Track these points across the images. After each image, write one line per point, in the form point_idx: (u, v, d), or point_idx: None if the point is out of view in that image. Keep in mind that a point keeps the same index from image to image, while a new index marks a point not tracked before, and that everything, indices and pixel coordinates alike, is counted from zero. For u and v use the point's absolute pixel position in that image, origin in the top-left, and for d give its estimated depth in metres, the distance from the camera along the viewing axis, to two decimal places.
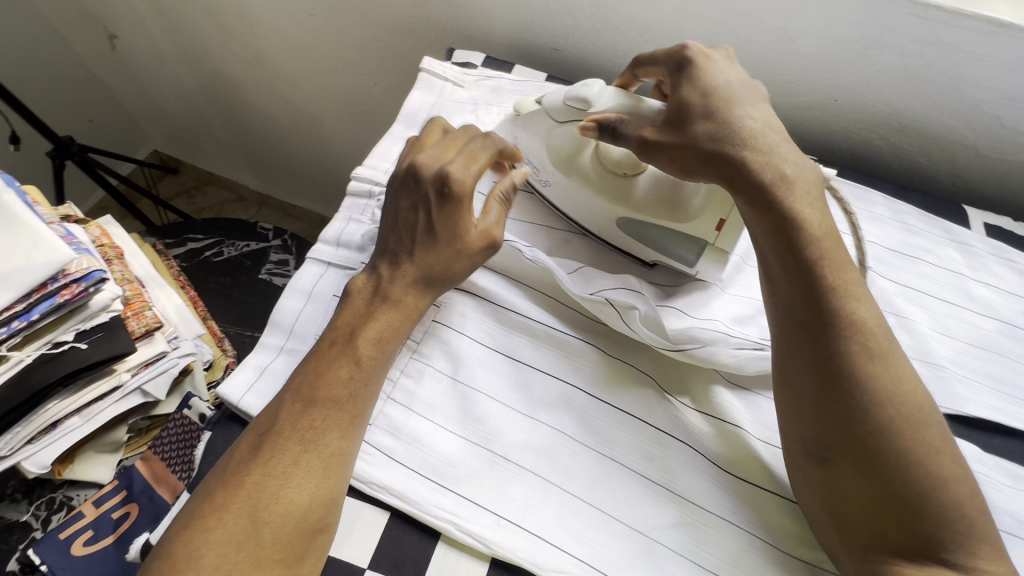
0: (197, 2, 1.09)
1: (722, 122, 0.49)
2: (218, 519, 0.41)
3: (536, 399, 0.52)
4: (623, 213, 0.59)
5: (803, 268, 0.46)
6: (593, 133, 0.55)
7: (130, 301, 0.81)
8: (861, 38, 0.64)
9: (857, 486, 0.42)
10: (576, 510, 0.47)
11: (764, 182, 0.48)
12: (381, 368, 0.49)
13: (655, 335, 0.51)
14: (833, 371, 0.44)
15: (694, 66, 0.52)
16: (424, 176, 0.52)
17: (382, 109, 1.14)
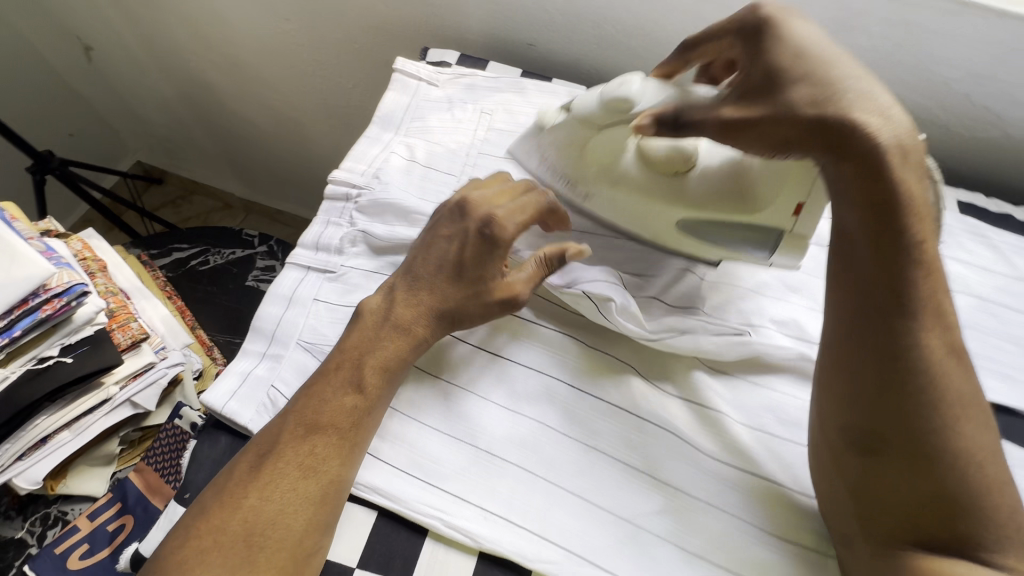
0: (171, 11, 1.08)
1: (823, 87, 0.42)
2: (215, 540, 0.42)
3: (519, 393, 0.52)
4: (681, 213, 0.55)
5: (886, 253, 0.41)
6: (652, 128, 0.50)
7: (115, 314, 0.81)
8: (827, 22, 0.65)
9: (907, 482, 0.42)
10: (563, 501, 0.48)
11: (876, 150, 0.41)
12: (385, 396, 0.49)
13: (634, 326, 0.51)
14: (902, 364, 0.42)
15: (774, 25, 0.46)
16: (471, 212, 0.52)
17: (362, 112, 1.15)
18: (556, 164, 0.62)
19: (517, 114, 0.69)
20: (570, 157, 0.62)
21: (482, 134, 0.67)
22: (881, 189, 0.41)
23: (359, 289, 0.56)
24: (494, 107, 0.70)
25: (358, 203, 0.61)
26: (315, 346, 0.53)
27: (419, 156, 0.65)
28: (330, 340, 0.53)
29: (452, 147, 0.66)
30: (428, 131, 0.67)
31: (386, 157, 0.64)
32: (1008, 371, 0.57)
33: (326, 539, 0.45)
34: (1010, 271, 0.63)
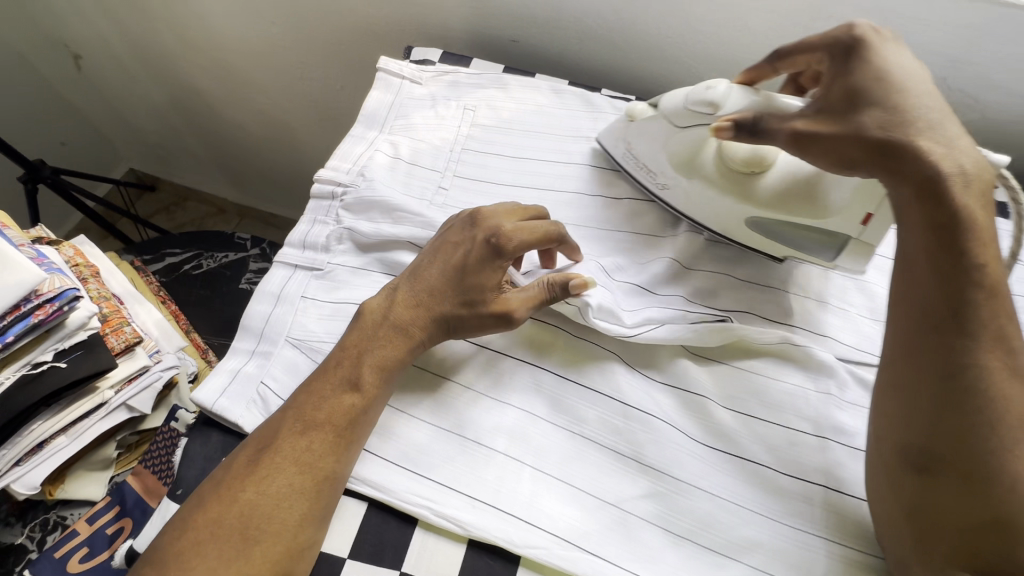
0: (157, 16, 1.09)
1: (894, 113, 0.45)
2: (212, 532, 0.43)
3: (506, 383, 0.53)
4: (753, 213, 0.56)
5: (945, 273, 0.43)
6: (730, 133, 0.52)
7: (108, 318, 0.81)
8: (803, 10, 0.65)
9: (963, 503, 0.42)
10: (550, 487, 0.48)
11: (939, 175, 0.43)
12: (383, 394, 0.49)
13: (611, 325, 0.52)
14: (962, 383, 0.42)
15: (863, 47, 0.48)
16: (483, 223, 0.53)
17: (343, 108, 1.15)
18: (640, 152, 0.62)
19: (499, 109, 0.70)
20: (649, 151, 0.61)
21: (465, 130, 0.68)
22: (943, 212, 0.43)
23: (346, 286, 0.57)
24: (477, 103, 0.70)
25: (343, 201, 0.61)
26: (304, 342, 0.54)
27: (403, 153, 0.66)
28: (319, 336, 0.54)
29: (436, 144, 0.67)
30: (411, 128, 0.68)
31: (371, 155, 0.65)
32: None
33: (319, 535, 0.45)
34: None
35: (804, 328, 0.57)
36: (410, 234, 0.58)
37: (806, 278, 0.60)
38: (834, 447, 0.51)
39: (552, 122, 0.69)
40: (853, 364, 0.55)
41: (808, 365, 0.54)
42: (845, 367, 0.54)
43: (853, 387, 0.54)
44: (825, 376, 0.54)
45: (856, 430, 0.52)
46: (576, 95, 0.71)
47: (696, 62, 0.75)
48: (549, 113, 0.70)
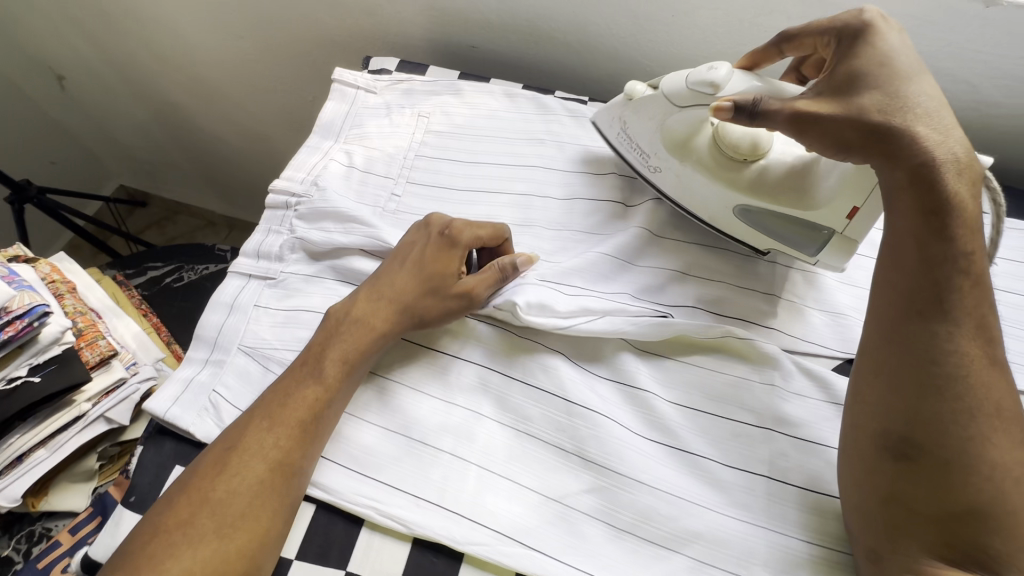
0: (133, 34, 1.11)
1: (895, 98, 0.44)
2: (184, 534, 0.43)
3: (453, 384, 0.54)
4: (744, 201, 0.55)
5: (931, 260, 0.43)
6: (729, 114, 0.49)
7: (83, 332, 0.82)
8: (748, 6, 0.66)
9: (939, 492, 0.41)
10: (493, 484, 0.49)
11: (933, 161, 0.43)
12: (347, 388, 0.51)
13: (545, 319, 0.53)
14: (946, 367, 0.42)
15: (873, 32, 0.47)
16: (433, 221, 0.58)
17: (305, 112, 1.16)
18: (634, 134, 0.61)
19: (453, 115, 0.71)
20: (645, 134, 0.60)
21: (419, 137, 0.70)
22: (933, 199, 0.43)
23: (298, 293, 0.58)
24: (431, 110, 0.72)
25: (297, 211, 0.63)
26: (256, 350, 0.55)
27: (357, 162, 0.67)
28: (271, 344, 0.55)
29: (390, 151, 0.68)
30: (366, 137, 0.69)
31: (325, 165, 0.66)
32: None
33: (283, 531, 0.46)
34: None
35: (749, 320, 0.57)
36: (361, 242, 0.58)
37: (753, 271, 0.60)
38: (777, 438, 0.51)
39: (504, 126, 0.70)
40: (798, 355, 0.55)
41: (752, 357, 0.54)
42: (790, 357, 0.54)
43: (798, 377, 0.53)
44: (769, 367, 0.54)
45: (800, 420, 0.52)
46: (528, 98, 0.72)
47: (649, 61, 0.76)
48: (502, 117, 0.71)
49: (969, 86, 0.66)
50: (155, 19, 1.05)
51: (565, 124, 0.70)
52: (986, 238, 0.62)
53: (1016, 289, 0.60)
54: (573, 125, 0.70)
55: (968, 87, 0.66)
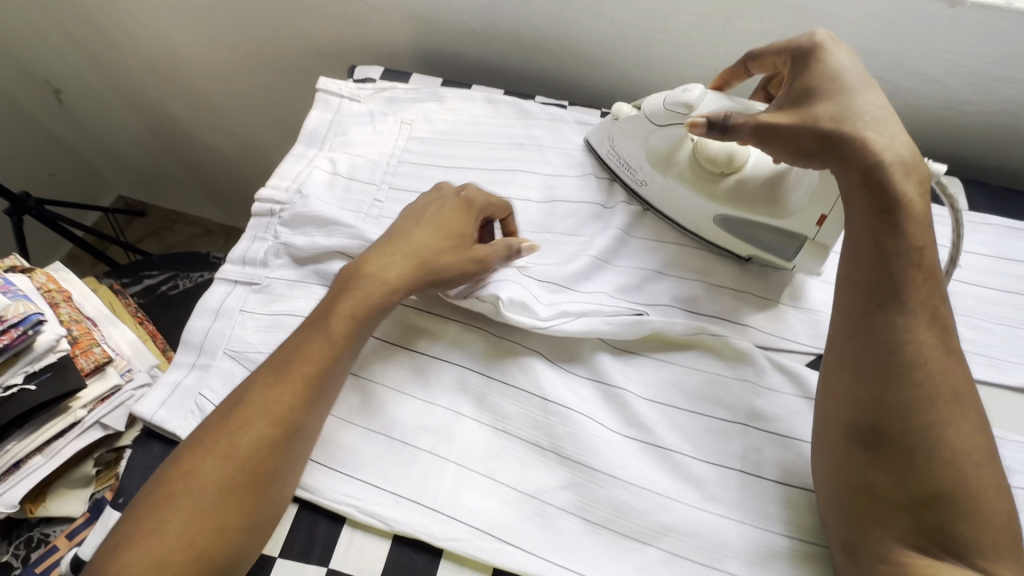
0: (127, 46, 1.13)
1: (847, 107, 0.46)
2: (187, 484, 0.44)
3: (434, 385, 0.55)
4: (723, 212, 0.58)
5: (886, 256, 0.44)
6: (703, 130, 0.51)
7: (79, 340, 0.84)
8: (721, 11, 0.67)
9: (904, 479, 0.42)
10: (471, 481, 0.50)
11: (880, 164, 0.44)
12: (354, 345, 0.52)
13: (525, 318, 0.53)
14: (902, 360, 0.43)
15: (821, 52, 0.49)
16: (447, 189, 0.60)
17: (293, 117, 1.18)
18: (621, 151, 0.64)
19: (435, 121, 0.73)
20: (630, 151, 0.63)
21: (402, 143, 0.71)
22: (882, 198, 0.44)
23: (282, 298, 0.60)
24: (413, 117, 0.73)
25: (281, 218, 0.64)
26: (240, 354, 0.57)
27: (341, 169, 0.69)
28: (255, 347, 0.57)
29: (372, 158, 0.70)
30: (349, 144, 0.71)
31: (309, 172, 0.68)
32: None
33: (282, 490, 0.47)
34: None
35: (723, 318, 0.58)
36: (343, 244, 0.60)
37: (725, 269, 0.61)
38: (750, 432, 0.52)
39: (485, 131, 0.72)
40: (771, 352, 0.56)
41: (725, 353, 0.55)
42: (764, 353, 0.55)
43: (771, 373, 0.54)
44: (743, 363, 0.55)
45: (773, 415, 0.53)
46: (509, 104, 0.74)
47: (627, 65, 0.78)
48: (483, 123, 0.72)
49: (940, 85, 0.67)
50: (146, 29, 1.07)
51: (545, 128, 0.72)
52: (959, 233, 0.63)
53: (989, 283, 0.60)
54: (553, 129, 0.71)
55: (939, 86, 0.67)
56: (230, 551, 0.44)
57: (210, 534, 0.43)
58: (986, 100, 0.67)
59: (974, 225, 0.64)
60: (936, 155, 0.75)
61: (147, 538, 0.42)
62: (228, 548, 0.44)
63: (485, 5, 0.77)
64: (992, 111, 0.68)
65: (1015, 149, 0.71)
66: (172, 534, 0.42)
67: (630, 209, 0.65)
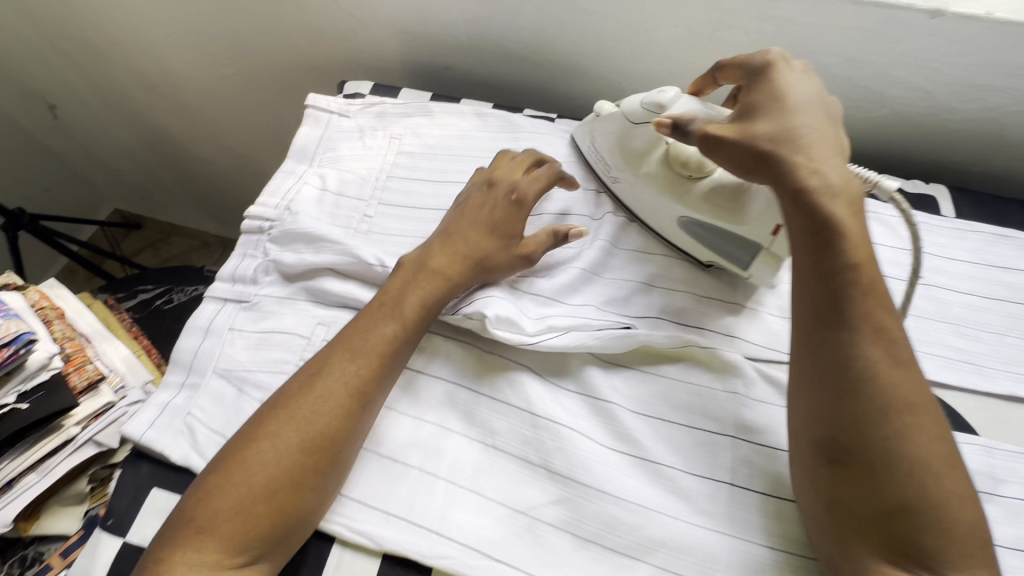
0: (122, 62, 1.14)
1: (784, 128, 0.47)
2: (273, 442, 0.47)
3: (423, 401, 0.55)
4: (683, 213, 0.58)
5: (824, 274, 0.45)
6: (668, 130, 0.53)
7: (71, 357, 0.84)
8: (705, 24, 0.68)
9: (869, 491, 0.42)
10: (460, 498, 0.50)
11: (805, 187, 0.45)
12: (422, 328, 0.54)
13: (511, 335, 0.54)
14: (849, 373, 0.44)
15: (770, 71, 0.51)
16: (498, 185, 0.61)
17: (286, 130, 1.19)
18: (600, 146, 0.65)
19: (424, 135, 0.73)
20: (608, 148, 0.64)
21: (391, 158, 0.72)
22: (814, 218, 0.45)
23: (271, 315, 0.60)
24: (402, 131, 0.74)
25: (270, 235, 0.65)
26: (230, 373, 0.57)
27: (330, 184, 0.69)
28: (245, 366, 0.57)
29: (362, 173, 0.70)
30: (339, 160, 0.71)
31: (299, 189, 0.68)
32: None
33: (351, 459, 0.49)
34: (898, 243, 0.64)
35: (711, 329, 0.58)
36: (332, 261, 0.60)
37: (713, 280, 0.61)
38: (739, 445, 0.52)
39: (473, 145, 0.72)
40: (759, 363, 0.56)
41: (714, 365, 0.55)
42: (752, 365, 0.55)
43: (759, 384, 0.54)
44: (732, 375, 0.55)
45: (761, 427, 0.53)
46: (496, 117, 0.74)
47: (614, 77, 0.79)
48: (471, 137, 0.73)
49: (924, 93, 0.67)
50: (138, 45, 1.08)
51: (532, 140, 0.72)
52: (943, 241, 0.64)
53: (976, 290, 0.61)
54: (541, 141, 0.72)
55: (923, 95, 0.67)
56: (304, 508, 0.46)
57: (288, 490, 0.46)
58: (970, 108, 0.67)
59: (961, 232, 0.64)
60: (923, 162, 0.76)
61: (234, 488, 0.45)
62: (302, 506, 0.46)
63: (473, 20, 0.78)
64: (977, 118, 0.68)
65: (1001, 155, 0.72)
66: (258, 482, 0.45)
67: (617, 220, 0.65)
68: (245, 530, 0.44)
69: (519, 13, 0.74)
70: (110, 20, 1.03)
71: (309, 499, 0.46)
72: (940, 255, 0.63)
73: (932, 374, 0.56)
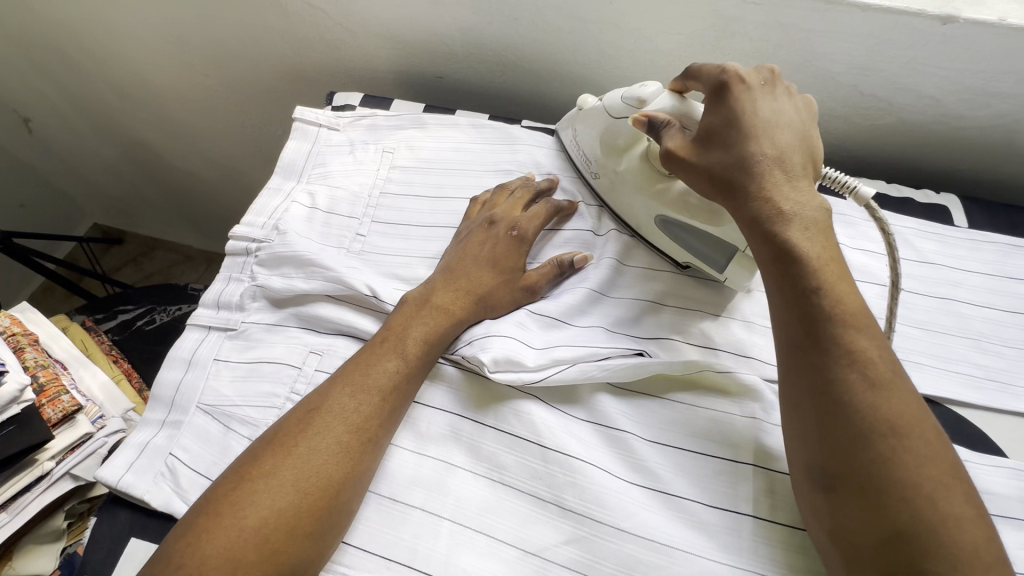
0: (98, 72, 1.09)
1: (739, 152, 0.46)
2: (265, 482, 0.43)
3: (425, 434, 0.51)
4: (662, 211, 0.56)
5: (795, 297, 0.43)
6: (643, 127, 0.52)
7: (45, 388, 0.77)
8: (709, 30, 0.65)
9: (862, 517, 0.38)
10: (465, 539, 0.47)
11: (762, 216, 0.44)
12: (424, 367, 0.51)
13: (512, 375, 0.50)
14: (827, 400, 0.40)
15: (729, 88, 0.48)
16: (497, 220, 0.59)
17: (271, 142, 1.15)
18: (581, 142, 0.63)
19: (418, 149, 0.70)
20: (591, 144, 0.61)
21: (384, 173, 0.68)
22: (776, 246, 0.44)
23: (259, 344, 0.56)
24: (395, 145, 0.71)
25: (257, 257, 0.61)
26: (215, 408, 0.53)
27: (320, 202, 0.66)
28: (231, 400, 0.53)
29: (354, 189, 0.67)
30: (329, 176, 0.68)
31: (287, 207, 0.65)
32: (917, 358, 0.56)
33: (355, 501, 0.45)
34: (910, 255, 0.62)
35: (726, 350, 0.55)
36: (324, 287, 0.57)
37: (723, 298, 0.58)
38: (760, 474, 0.49)
39: (470, 158, 0.69)
40: (777, 385, 0.53)
41: (731, 390, 0.52)
42: (771, 388, 0.52)
43: (779, 408, 0.51)
44: (750, 399, 0.52)
45: (784, 455, 0.49)
46: (493, 128, 0.71)
47: (614, 85, 0.76)
48: (467, 149, 0.70)
49: (933, 100, 0.65)
50: (115, 57, 1.04)
51: (531, 152, 0.69)
52: (958, 253, 0.62)
53: (995, 304, 0.58)
54: (541, 153, 0.69)
55: (932, 102, 0.66)
56: (299, 557, 0.42)
57: (282, 535, 0.41)
58: (979, 115, 0.66)
59: (976, 243, 0.62)
60: (931, 169, 0.74)
61: (223, 533, 0.40)
62: (297, 552, 0.41)
63: (466, 27, 0.74)
64: (987, 125, 0.66)
65: (1009, 162, 0.70)
66: (251, 526, 0.41)
67: (622, 237, 0.61)
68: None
69: (514, 21, 0.71)
70: (85, 30, 0.99)
71: (303, 547, 0.42)
72: (957, 267, 0.61)
73: (955, 394, 0.54)
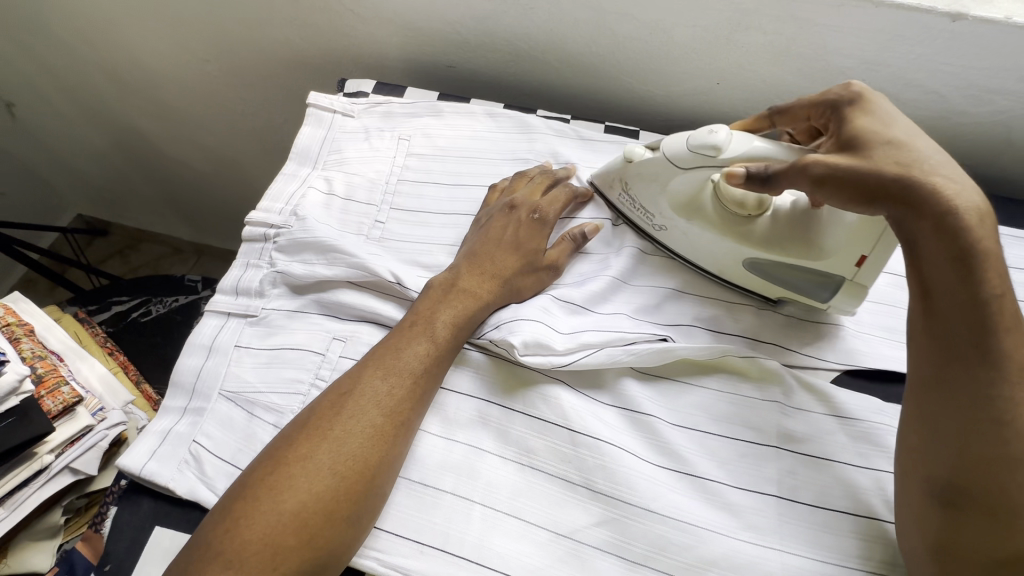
0: (88, 56, 1.06)
1: (905, 154, 0.44)
2: (303, 467, 0.42)
3: (452, 419, 0.51)
4: (753, 254, 0.54)
5: (966, 304, 0.40)
6: (743, 180, 0.49)
7: (44, 378, 0.74)
8: (725, 23, 0.66)
9: (984, 534, 0.40)
10: (497, 523, 0.47)
11: (949, 213, 0.41)
12: (454, 351, 0.51)
13: (543, 358, 0.50)
14: (991, 415, 0.40)
15: (867, 101, 0.48)
16: (518, 204, 0.59)
17: (271, 131, 1.13)
18: (636, 195, 0.58)
19: (435, 137, 0.70)
20: (647, 195, 0.57)
21: (401, 161, 0.68)
22: (964, 247, 0.40)
23: (281, 331, 0.56)
24: (411, 133, 0.70)
25: (276, 243, 0.60)
26: (239, 395, 0.52)
27: (337, 189, 0.65)
28: (253, 387, 0.52)
29: (372, 176, 0.66)
30: (345, 163, 0.67)
31: (304, 194, 0.64)
32: None
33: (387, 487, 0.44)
34: None
35: (745, 336, 0.56)
36: (346, 273, 0.56)
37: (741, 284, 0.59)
38: (783, 455, 0.50)
39: (487, 147, 0.69)
40: (797, 369, 0.55)
41: (751, 374, 0.54)
42: (791, 373, 0.53)
43: (800, 393, 0.52)
44: (771, 384, 0.53)
45: (805, 437, 0.51)
46: (510, 117, 0.71)
47: (629, 76, 0.77)
48: (484, 137, 0.70)
49: (937, 95, 0.68)
50: (109, 41, 1.01)
51: (550, 142, 0.69)
52: None
53: None
54: (558, 143, 0.69)
55: (937, 97, 0.68)
56: (330, 542, 0.41)
57: (321, 518, 0.41)
58: (982, 111, 0.68)
59: None
60: None
61: (261, 518, 0.40)
62: (333, 539, 0.41)
63: (482, 15, 0.74)
64: (987, 121, 0.69)
65: (1006, 157, 0.73)
66: (290, 510, 0.40)
67: None
68: (273, 564, 0.39)
69: (532, 11, 0.72)
70: (78, 12, 0.96)
71: (338, 531, 0.41)
72: None
73: None
